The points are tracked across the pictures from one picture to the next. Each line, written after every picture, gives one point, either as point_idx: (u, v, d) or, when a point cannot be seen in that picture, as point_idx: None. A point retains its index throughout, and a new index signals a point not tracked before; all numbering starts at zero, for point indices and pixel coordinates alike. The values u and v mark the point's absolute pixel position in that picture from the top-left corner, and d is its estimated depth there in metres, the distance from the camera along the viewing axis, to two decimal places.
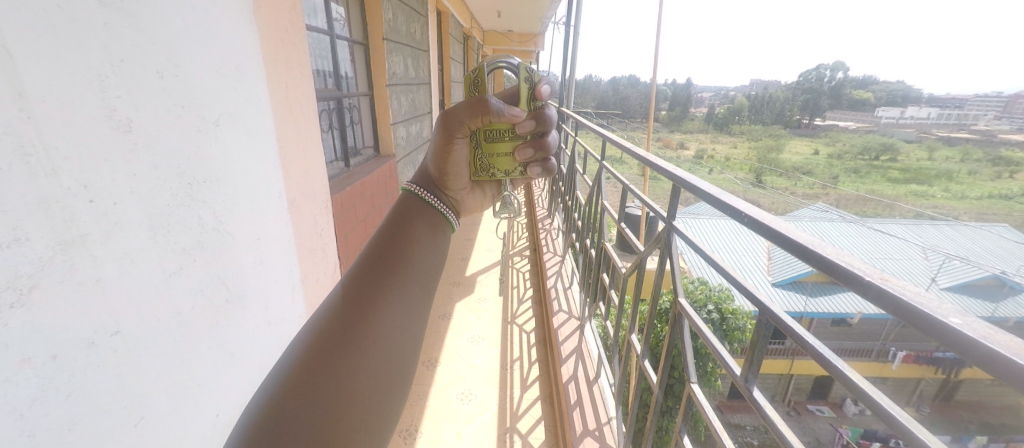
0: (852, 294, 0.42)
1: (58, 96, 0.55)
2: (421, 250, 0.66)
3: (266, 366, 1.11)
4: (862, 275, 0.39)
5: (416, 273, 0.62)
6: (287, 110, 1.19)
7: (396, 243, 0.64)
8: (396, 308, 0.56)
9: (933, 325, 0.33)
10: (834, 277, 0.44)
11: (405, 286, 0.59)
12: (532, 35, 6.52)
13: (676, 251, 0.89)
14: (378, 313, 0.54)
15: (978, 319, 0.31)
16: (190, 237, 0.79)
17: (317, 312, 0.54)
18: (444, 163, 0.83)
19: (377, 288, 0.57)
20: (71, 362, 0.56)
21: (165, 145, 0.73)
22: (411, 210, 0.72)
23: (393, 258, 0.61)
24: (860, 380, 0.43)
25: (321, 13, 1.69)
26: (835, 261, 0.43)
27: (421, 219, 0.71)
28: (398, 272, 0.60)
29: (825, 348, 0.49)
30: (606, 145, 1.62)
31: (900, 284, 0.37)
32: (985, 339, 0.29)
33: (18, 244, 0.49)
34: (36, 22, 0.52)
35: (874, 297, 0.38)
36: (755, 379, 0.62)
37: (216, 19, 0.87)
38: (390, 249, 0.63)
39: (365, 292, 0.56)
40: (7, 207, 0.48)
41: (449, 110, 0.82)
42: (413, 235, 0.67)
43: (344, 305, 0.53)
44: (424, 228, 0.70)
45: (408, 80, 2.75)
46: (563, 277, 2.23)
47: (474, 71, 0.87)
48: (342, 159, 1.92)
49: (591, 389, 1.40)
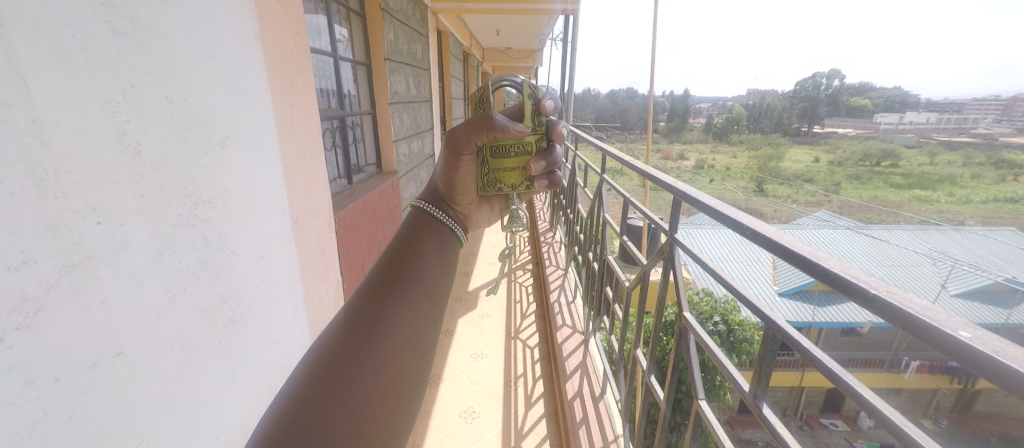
0: (858, 307, 0.41)
1: (71, 122, 0.56)
2: (430, 263, 0.65)
3: (268, 387, 1.09)
4: (867, 288, 0.38)
5: (424, 285, 0.61)
6: (291, 130, 1.20)
7: (404, 256, 0.63)
8: (406, 321, 0.55)
9: (940, 338, 0.32)
10: (837, 288, 0.44)
11: (413, 299, 0.58)
12: (531, 52, 6.65)
13: (679, 263, 0.88)
14: (387, 328, 0.53)
15: (986, 332, 0.30)
16: (194, 257, 0.79)
17: (325, 329, 0.53)
18: (451, 178, 0.83)
19: (386, 301, 0.56)
20: (72, 385, 0.55)
21: (171, 166, 0.74)
22: (419, 223, 0.71)
23: (401, 271, 0.61)
24: (870, 395, 0.42)
25: (325, 35, 1.73)
26: (838, 274, 0.42)
27: (429, 233, 0.70)
28: (406, 285, 0.59)
29: (831, 360, 0.48)
30: (606, 158, 1.62)
31: (905, 297, 0.36)
32: (995, 353, 0.28)
33: (26, 266, 0.49)
34: (52, 51, 0.53)
35: (880, 310, 0.38)
36: (763, 395, 0.61)
37: (224, 44, 0.89)
38: (400, 262, 0.62)
39: (374, 306, 0.55)
40: (17, 230, 0.48)
41: (455, 128, 0.82)
42: (421, 248, 0.66)
43: (352, 320, 0.53)
44: (434, 241, 0.69)
45: (410, 98, 2.78)
46: (565, 291, 2.21)
47: (479, 90, 0.88)
48: (344, 177, 1.93)
49: (596, 405, 1.37)
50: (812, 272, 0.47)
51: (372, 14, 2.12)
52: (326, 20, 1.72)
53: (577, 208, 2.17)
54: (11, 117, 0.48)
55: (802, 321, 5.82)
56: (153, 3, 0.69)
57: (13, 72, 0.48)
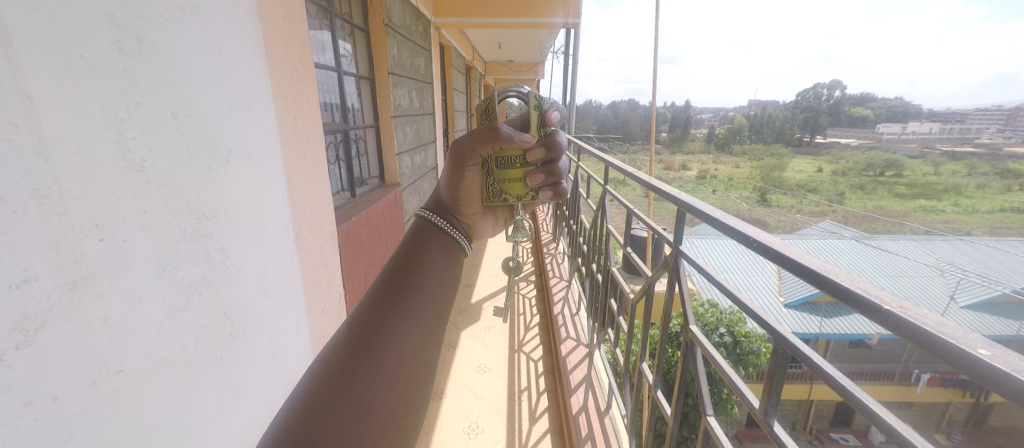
0: (870, 322, 0.40)
1: (76, 139, 0.57)
2: (433, 274, 0.65)
3: (270, 403, 1.09)
4: (879, 303, 0.38)
5: (428, 296, 0.61)
6: (294, 144, 1.22)
7: (408, 268, 0.63)
8: (411, 335, 0.55)
9: (958, 356, 0.31)
10: (847, 302, 0.43)
11: (417, 311, 0.58)
12: (531, 64, 6.75)
13: (684, 274, 0.87)
14: (391, 341, 0.53)
15: (1006, 351, 0.29)
16: (196, 272, 0.80)
17: (329, 342, 0.53)
18: (458, 188, 0.85)
19: (391, 313, 0.56)
20: (72, 404, 0.55)
21: (175, 181, 0.75)
22: (423, 234, 0.72)
23: (404, 283, 0.61)
24: (884, 413, 0.42)
25: (329, 50, 1.76)
26: (848, 288, 0.42)
27: (432, 244, 0.70)
28: (411, 297, 0.59)
29: (843, 376, 0.47)
30: (608, 169, 1.63)
31: (920, 313, 0.36)
32: (1017, 372, 0.28)
33: (27, 285, 0.50)
34: (57, 71, 0.54)
35: (893, 325, 0.38)
36: (774, 412, 0.60)
37: (229, 61, 0.92)
38: (402, 273, 0.62)
39: (378, 319, 0.55)
40: (18, 248, 0.49)
41: (461, 139, 0.83)
42: (426, 261, 0.66)
43: (356, 331, 0.53)
44: (437, 252, 0.69)
45: (413, 111, 2.82)
46: (569, 302, 2.20)
47: (486, 101, 0.89)
48: (348, 190, 1.95)
49: (602, 421, 1.35)
50: (823, 286, 0.47)
51: (376, 29, 2.16)
52: (330, 36, 1.76)
53: (581, 219, 2.16)
54: (16, 135, 0.49)
55: (807, 333, 5.76)
56: (158, 22, 0.71)
57: (19, 90, 0.49)
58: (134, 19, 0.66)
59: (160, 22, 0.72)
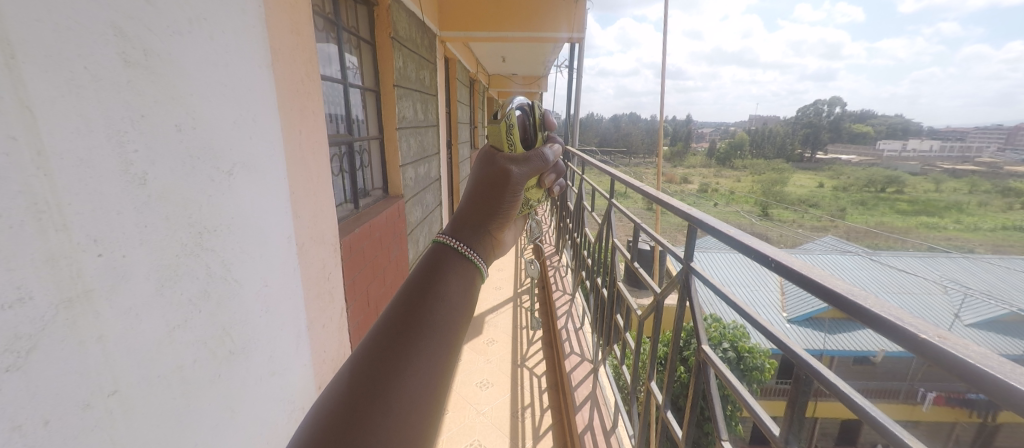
0: (906, 352, 0.40)
1: (77, 154, 0.58)
2: (451, 306, 0.47)
3: (268, 421, 1.08)
4: (916, 332, 0.37)
5: (444, 341, 0.44)
6: (299, 156, 1.24)
7: (421, 300, 0.47)
8: (423, 404, 0.40)
9: (1013, 395, 0.30)
10: (880, 330, 0.43)
11: (433, 363, 0.42)
12: (536, 78, 6.88)
13: (695, 292, 0.87)
14: (398, 408, 0.38)
15: None
16: (196, 287, 0.81)
17: (314, 406, 0.39)
18: (488, 203, 0.61)
19: (399, 363, 0.41)
20: (59, 427, 0.55)
21: (178, 194, 0.76)
22: (441, 253, 0.53)
23: (413, 322, 0.44)
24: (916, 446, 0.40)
25: (335, 63, 1.79)
26: (879, 315, 0.41)
27: (452, 266, 0.51)
28: (424, 342, 0.43)
29: (873, 408, 0.46)
30: (613, 183, 1.62)
31: (961, 343, 0.35)
32: None
33: (20, 304, 0.50)
34: (61, 84, 0.55)
35: (931, 356, 0.37)
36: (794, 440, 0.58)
37: (234, 75, 0.94)
38: (410, 308, 0.46)
39: (382, 369, 0.40)
40: (13, 267, 0.49)
41: (504, 173, 0.64)
42: (443, 289, 0.49)
43: (348, 387, 0.39)
44: (457, 275, 0.51)
45: (416, 123, 2.84)
46: (574, 317, 2.18)
47: (506, 117, 0.75)
48: (351, 201, 1.97)
49: (607, 438, 1.34)
50: (847, 310, 0.47)
51: (381, 40, 2.20)
52: (337, 48, 1.80)
53: (585, 232, 2.17)
54: (14, 148, 0.49)
55: (815, 350, 5.70)
56: (165, 34, 0.73)
57: (18, 102, 0.50)
58: (141, 30, 0.68)
59: (166, 34, 0.74)
